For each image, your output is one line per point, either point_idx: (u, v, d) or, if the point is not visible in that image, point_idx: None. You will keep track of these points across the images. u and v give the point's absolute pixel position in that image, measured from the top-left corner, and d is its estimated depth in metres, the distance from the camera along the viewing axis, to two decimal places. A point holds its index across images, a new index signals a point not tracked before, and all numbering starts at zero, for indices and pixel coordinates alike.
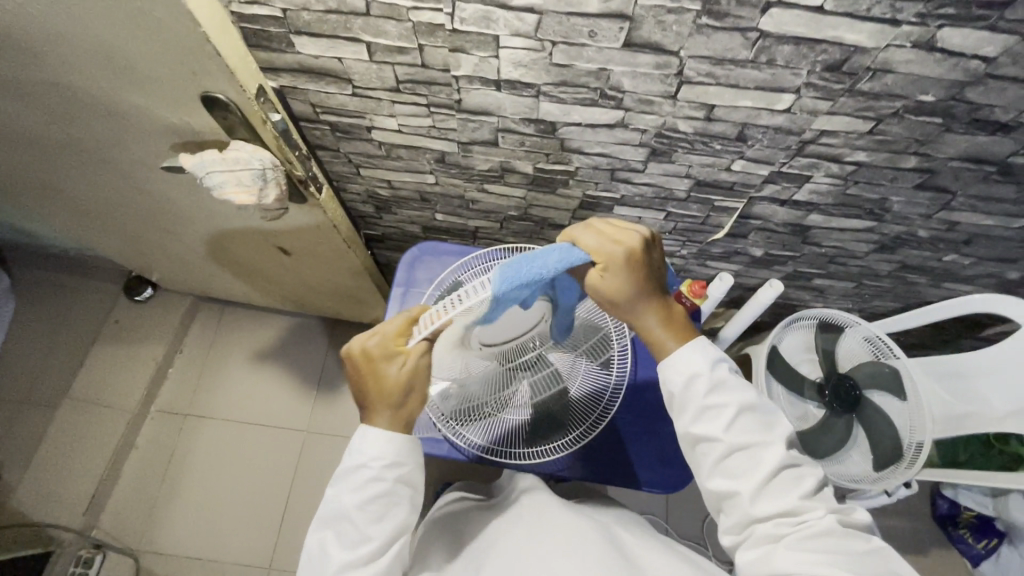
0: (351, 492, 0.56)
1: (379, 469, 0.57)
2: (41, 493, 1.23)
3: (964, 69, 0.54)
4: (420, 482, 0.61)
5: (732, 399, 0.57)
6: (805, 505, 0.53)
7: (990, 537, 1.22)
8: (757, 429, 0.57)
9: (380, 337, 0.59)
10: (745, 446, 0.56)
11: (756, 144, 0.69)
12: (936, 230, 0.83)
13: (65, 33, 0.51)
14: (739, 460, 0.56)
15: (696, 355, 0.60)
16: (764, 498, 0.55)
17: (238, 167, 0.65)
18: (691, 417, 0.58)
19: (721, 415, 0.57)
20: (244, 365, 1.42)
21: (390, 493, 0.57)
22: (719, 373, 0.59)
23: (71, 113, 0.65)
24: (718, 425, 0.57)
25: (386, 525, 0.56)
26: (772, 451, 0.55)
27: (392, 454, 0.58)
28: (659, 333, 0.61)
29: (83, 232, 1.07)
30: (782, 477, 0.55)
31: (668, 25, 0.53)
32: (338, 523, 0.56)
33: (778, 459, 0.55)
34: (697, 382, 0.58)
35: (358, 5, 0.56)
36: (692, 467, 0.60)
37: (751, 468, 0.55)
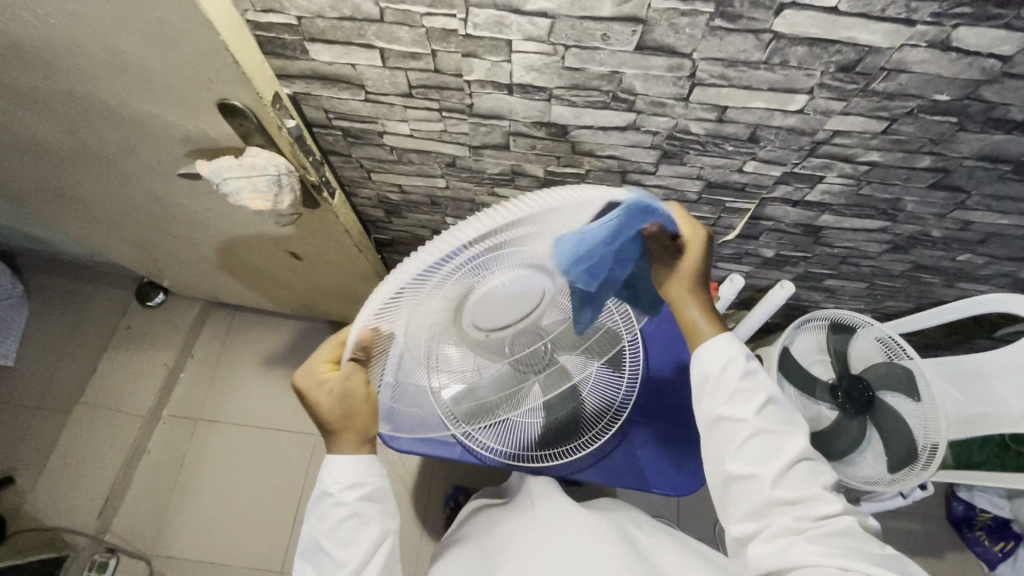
0: (317, 524, 0.60)
1: (339, 492, 0.59)
2: (56, 497, 1.24)
3: (980, 68, 0.54)
4: (388, 492, 0.63)
5: (762, 387, 0.58)
6: (827, 503, 0.54)
7: (1007, 539, 1.21)
8: (781, 420, 0.57)
9: (306, 371, 0.58)
10: (772, 436, 0.56)
11: (768, 145, 0.68)
12: (950, 229, 0.82)
13: (85, 42, 0.52)
14: (763, 446, 0.56)
15: (732, 344, 0.60)
16: (784, 485, 0.55)
17: (254, 174, 0.65)
18: (722, 399, 0.58)
19: (751, 400, 0.57)
20: (254, 369, 1.42)
21: (360, 511, 0.60)
22: (750, 362, 0.59)
23: (89, 121, 0.66)
24: (748, 409, 0.57)
25: (357, 546, 0.59)
26: (795, 440, 0.56)
27: (352, 476, 0.60)
28: (700, 322, 0.61)
29: (98, 239, 1.08)
30: (801, 467, 0.56)
31: (681, 28, 0.53)
32: (316, 554, 0.60)
33: (803, 455, 0.55)
34: (731, 366, 0.59)
35: (372, 12, 0.56)
36: (711, 453, 0.59)
37: (775, 454, 0.56)
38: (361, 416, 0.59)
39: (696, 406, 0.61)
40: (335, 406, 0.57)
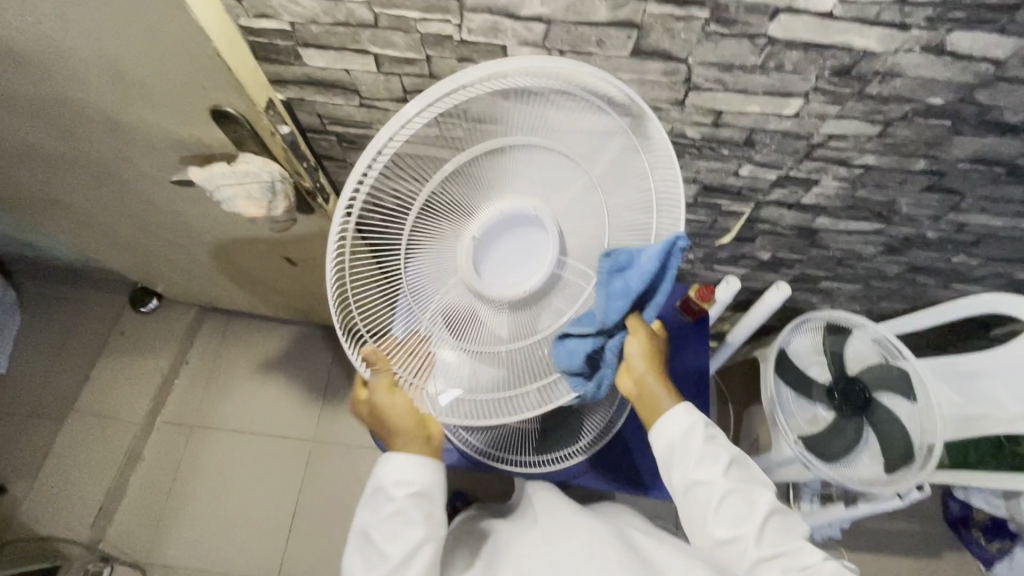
0: (370, 514, 0.62)
1: (392, 490, 0.61)
2: (52, 506, 1.24)
3: (974, 71, 0.54)
4: (437, 495, 0.63)
5: (724, 447, 0.60)
6: (803, 550, 0.56)
7: (1003, 539, 1.21)
8: (745, 476, 0.60)
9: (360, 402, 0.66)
10: (743, 493, 0.58)
11: (764, 148, 0.68)
12: (945, 231, 0.83)
13: (75, 48, 0.51)
14: (737, 505, 0.58)
15: (692, 410, 0.62)
16: (765, 540, 0.57)
17: (247, 180, 0.65)
18: (691, 466, 0.60)
19: (717, 460, 0.59)
20: (249, 375, 1.41)
21: (406, 510, 0.61)
22: (708, 424, 0.62)
23: (81, 128, 0.65)
24: (716, 471, 0.59)
25: (398, 543, 0.59)
26: (763, 494, 0.59)
27: (405, 474, 0.61)
28: (660, 392, 0.62)
29: (91, 245, 1.07)
30: (775, 520, 0.58)
31: (676, 33, 0.53)
32: (363, 546, 0.62)
33: (774, 506, 0.58)
34: (693, 432, 0.61)
35: (366, 17, 0.56)
36: (689, 521, 0.60)
37: (749, 512, 0.58)
38: (404, 420, 0.61)
39: (667, 476, 0.62)
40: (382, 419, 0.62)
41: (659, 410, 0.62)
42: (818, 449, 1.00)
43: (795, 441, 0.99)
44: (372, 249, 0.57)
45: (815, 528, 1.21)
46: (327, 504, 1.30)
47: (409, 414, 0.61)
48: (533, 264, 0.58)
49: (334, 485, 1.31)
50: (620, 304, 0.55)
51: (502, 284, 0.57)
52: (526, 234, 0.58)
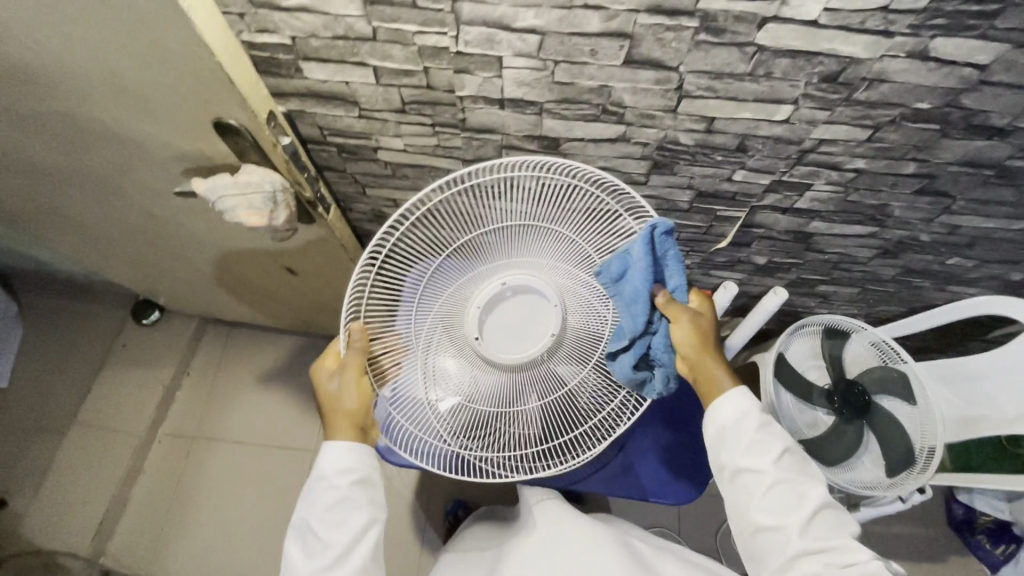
0: (310, 504, 0.61)
1: (332, 474, 0.61)
2: (53, 519, 1.24)
3: (958, 76, 0.55)
4: (376, 479, 0.64)
5: (779, 437, 0.60)
6: (849, 546, 0.55)
7: (1008, 542, 1.21)
8: (798, 469, 0.59)
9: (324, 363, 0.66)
10: (791, 483, 0.58)
11: (756, 154, 0.70)
12: (938, 234, 0.84)
13: (82, 65, 0.53)
14: (783, 495, 0.58)
15: (747, 396, 0.62)
16: (809, 533, 0.56)
17: (250, 191, 0.66)
18: (741, 450, 0.60)
19: (769, 450, 0.59)
20: (251, 386, 1.42)
21: (345, 492, 0.61)
22: (764, 412, 0.61)
23: (86, 142, 0.66)
24: (766, 459, 0.59)
25: (344, 530, 0.60)
26: (813, 488, 0.58)
27: (344, 462, 0.61)
28: (718, 373, 0.62)
29: (94, 258, 1.08)
30: (824, 515, 0.57)
31: (667, 42, 0.54)
32: (304, 534, 0.61)
33: (822, 499, 0.58)
34: (747, 419, 0.61)
35: (365, 31, 0.58)
36: (731, 503, 0.61)
37: (794, 503, 0.57)
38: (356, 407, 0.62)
39: (714, 456, 0.63)
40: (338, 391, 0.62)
41: (716, 392, 0.62)
42: (817, 454, 1.00)
43: None
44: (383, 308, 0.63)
45: None
46: None
47: (361, 402, 0.62)
48: (545, 315, 0.63)
49: None
50: (642, 309, 0.57)
51: (517, 344, 0.62)
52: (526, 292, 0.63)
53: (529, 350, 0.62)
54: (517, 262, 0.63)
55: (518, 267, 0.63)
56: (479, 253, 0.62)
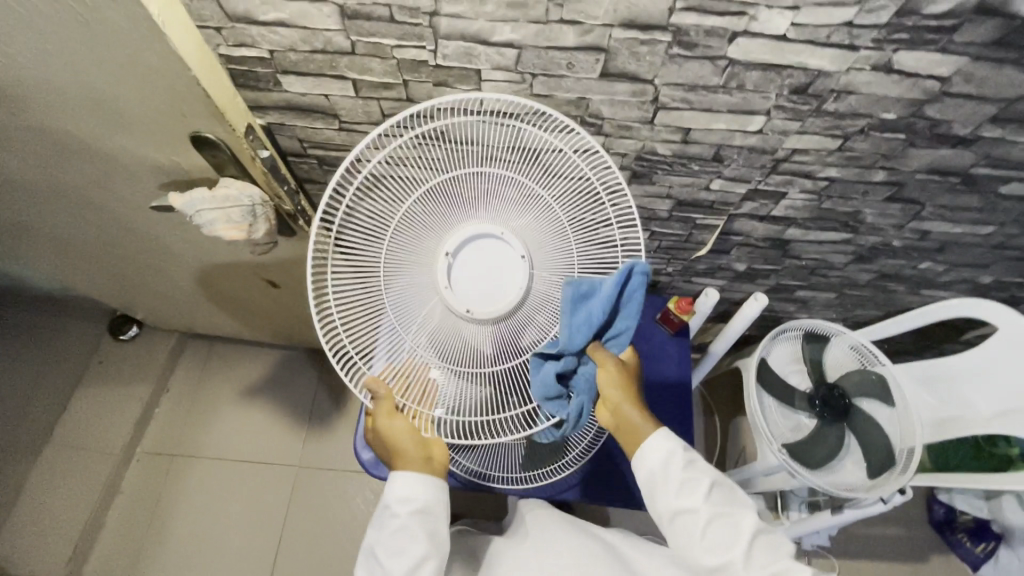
0: (375, 531, 0.62)
1: (398, 507, 0.61)
2: (25, 542, 1.20)
3: (921, 88, 0.57)
4: (439, 512, 0.62)
5: (705, 471, 0.60)
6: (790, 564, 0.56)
7: (988, 540, 1.23)
8: (730, 498, 0.60)
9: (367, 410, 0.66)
10: (724, 515, 0.59)
11: (732, 164, 0.71)
12: (909, 239, 0.86)
13: (53, 78, 0.52)
14: (721, 529, 0.58)
15: (667, 437, 0.62)
16: (755, 563, 0.57)
17: (228, 205, 0.65)
18: (672, 493, 0.59)
19: (699, 486, 0.59)
20: (233, 401, 1.39)
21: (410, 526, 0.60)
22: (687, 448, 0.62)
23: (59, 156, 0.65)
24: (698, 497, 0.59)
25: (401, 561, 0.59)
26: (747, 516, 0.59)
27: (408, 493, 0.61)
28: (640, 423, 0.62)
29: (69, 273, 1.06)
30: (760, 541, 0.58)
31: (642, 56, 0.55)
32: (368, 563, 0.61)
33: (754, 523, 0.59)
34: (674, 459, 0.61)
35: (343, 45, 0.58)
36: (677, 549, 0.60)
37: (733, 536, 0.58)
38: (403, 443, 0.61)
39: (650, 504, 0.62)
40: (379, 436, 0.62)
41: (638, 437, 0.62)
42: (802, 458, 1.00)
43: (779, 450, 0.99)
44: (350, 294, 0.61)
45: (805, 537, 1.21)
46: (314, 530, 1.28)
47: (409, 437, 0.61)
48: (513, 267, 0.60)
49: (319, 509, 1.29)
50: (583, 331, 0.56)
51: (485, 302, 0.59)
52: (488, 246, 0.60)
53: (493, 313, 0.59)
54: (471, 215, 0.60)
55: (473, 221, 0.60)
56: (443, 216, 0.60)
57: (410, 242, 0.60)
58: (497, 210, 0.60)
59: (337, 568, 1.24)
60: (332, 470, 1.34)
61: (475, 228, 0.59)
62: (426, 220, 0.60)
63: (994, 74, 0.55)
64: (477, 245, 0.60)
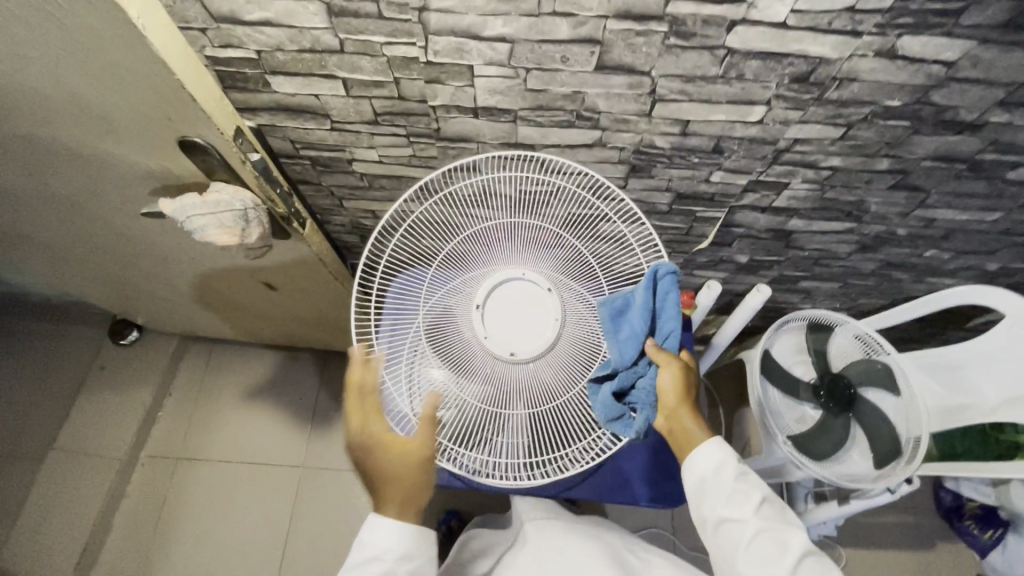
0: None
1: (392, 562, 0.57)
2: (33, 548, 1.20)
3: (926, 74, 0.55)
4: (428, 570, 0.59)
5: (757, 486, 0.59)
6: None
7: (996, 528, 1.19)
8: (779, 515, 0.59)
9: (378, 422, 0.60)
10: (773, 531, 0.57)
11: (732, 155, 0.70)
12: (915, 227, 0.84)
13: (36, 86, 0.51)
14: (768, 545, 0.56)
15: (721, 448, 0.61)
16: None
17: (220, 210, 0.64)
18: (720, 501, 0.59)
19: (748, 499, 0.58)
20: (235, 403, 1.39)
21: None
22: (740, 461, 0.61)
23: (48, 164, 0.64)
24: (746, 509, 0.58)
25: None
26: (797, 535, 0.57)
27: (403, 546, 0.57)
28: (693, 428, 0.62)
29: (66, 280, 1.05)
30: (809, 563, 0.56)
31: (638, 47, 0.54)
32: None
33: (805, 543, 0.57)
34: (724, 468, 0.60)
35: (332, 43, 0.57)
36: (718, 559, 0.59)
37: (778, 553, 0.56)
38: (416, 479, 0.58)
39: (697, 510, 0.62)
40: (400, 459, 0.58)
41: (693, 445, 0.62)
42: (808, 450, 1.00)
43: (784, 442, 0.98)
44: (393, 342, 0.64)
45: (811, 529, 1.20)
46: (319, 531, 1.27)
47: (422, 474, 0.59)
48: (541, 302, 0.63)
49: (325, 510, 1.29)
50: (630, 346, 0.59)
51: (524, 342, 0.62)
52: (514, 288, 0.64)
53: (535, 351, 0.61)
54: (496, 261, 0.65)
55: (501, 265, 0.65)
56: (471, 255, 0.65)
57: (445, 288, 0.65)
58: (518, 252, 0.65)
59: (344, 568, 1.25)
60: (336, 470, 1.34)
61: (501, 275, 0.64)
62: (456, 263, 0.65)
63: (1002, 58, 0.53)
64: (503, 286, 0.64)
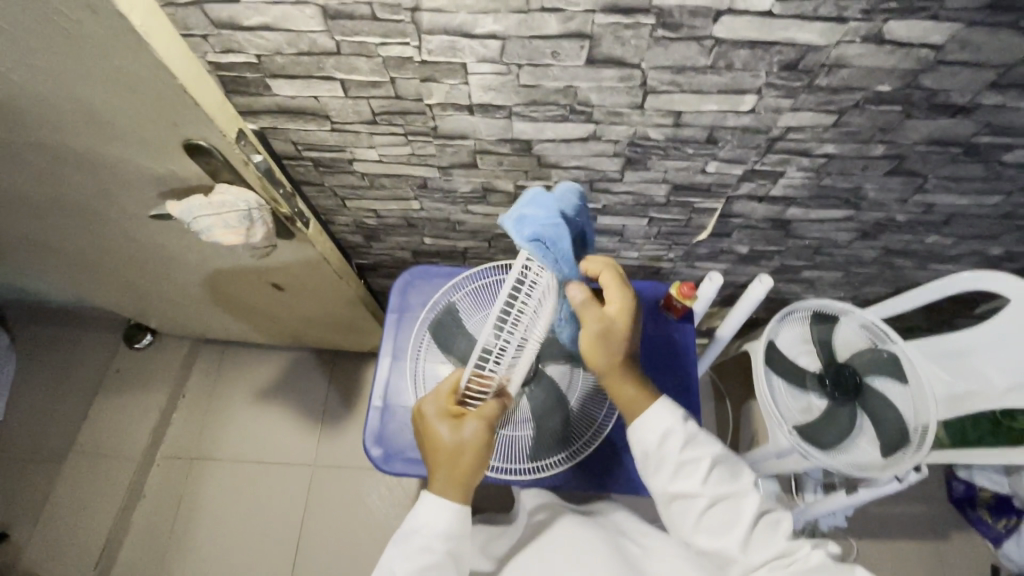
0: (401, 559, 0.58)
1: (432, 537, 0.59)
2: (54, 547, 1.23)
3: (915, 57, 0.56)
4: (465, 549, 0.61)
5: (704, 453, 0.62)
6: (790, 545, 0.59)
7: (1009, 515, 1.18)
8: (729, 480, 0.62)
9: (434, 398, 0.63)
10: (724, 497, 0.61)
11: (727, 145, 0.70)
12: (914, 213, 0.84)
13: (48, 95, 0.53)
14: (721, 514, 0.61)
15: (666, 414, 0.64)
16: (753, 547, 0.59)
17: (225, 210, 0.67)
18: (669, 475, 0.62)
19: (697, 469, 0.62)
20: (246, 403, 1.41)
21: (436, 557, 0.58)
22: (688, 428, 0.64)
23: (59, 170, 0.66)
24: (696, 480, 0.61)
25: None
26: (747, 498, 0.61)
27: (444, 519, 0.59)
28: (637, 397, 0.65)
29: (81, 286, 1.09)
30: (762, 521, 0.61)
31: (626, 40, 0.55)
32: None
33: (755, 506, 0.61)
34: (671, 438, 0.63)
35: (329, 45, 0.58)
36: (674, 527, 0.64)
37: (733, 520, 0.60)
38: (463, 455, 0.60)
39: (648, 483, 0.65)
40: (453, 435, 0.61)
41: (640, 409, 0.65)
42: (815, 440, 0.99)
43: (790, 432, 0.98)
44: None
45: (821, 520, 1.20)
46: (331, 529, 1.29)
47: (472, 448, 0.60)
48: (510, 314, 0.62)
49: (336, 507, 1.31)
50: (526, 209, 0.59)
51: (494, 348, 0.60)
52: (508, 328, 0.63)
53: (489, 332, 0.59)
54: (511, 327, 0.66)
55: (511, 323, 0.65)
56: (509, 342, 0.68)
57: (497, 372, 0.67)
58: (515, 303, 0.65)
59: (353, 566, 1.26)
60: (347, 468, 1.36)
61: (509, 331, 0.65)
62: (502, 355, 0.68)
63: (990, 40, 0.53)
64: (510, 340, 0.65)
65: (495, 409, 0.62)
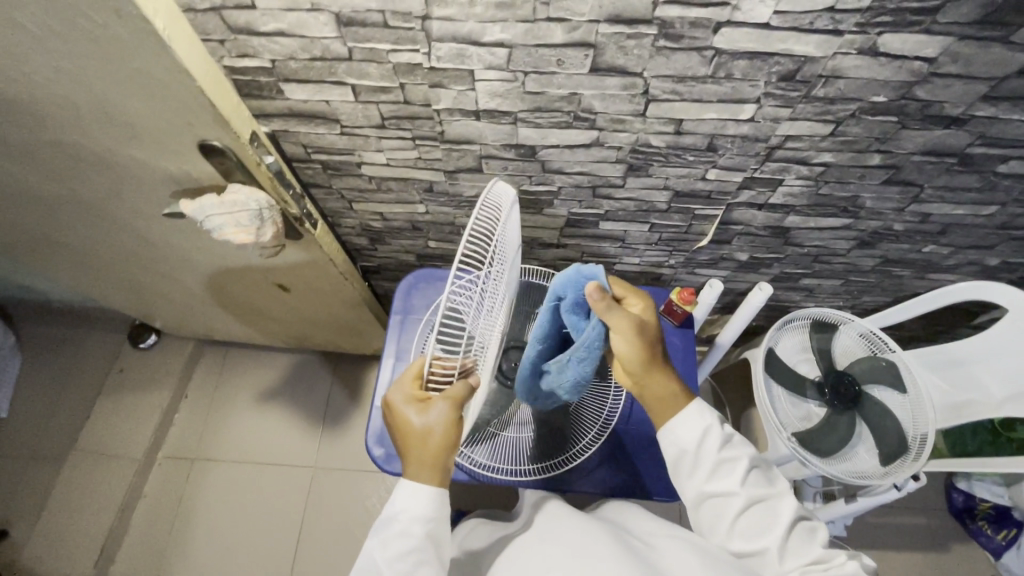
0: (380, 547, 0.58)
1: (407, 521, 0.58)
2: (53, 545, 1.24)
3: (909, 70, 0.57)
4: (446, 536, 0.61)
5: (741, 454, 0.64)
6: (825, 551, 0.59)
7: (1009, 527, 1.20)
8: (765, 483, 0.63)
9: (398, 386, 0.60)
10: (759, 498, 0.62)
11: (726, 153, 0.72)
12: (911, 222, 0.86)
13: (70, 96, 0.55)
14: (757, 514, 0.61)
15: (703, 416, 0.66)
16: (789, 551, 0.59)
17: (236, 210, 0.69)
18: (706, 474, 0.64)
19: (735, 468, 0.63)
20: (249, 404, 1.43)
21: (413, 541, 0.58)
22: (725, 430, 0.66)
23: (76, 169, 0.68)
24: (733, 479, 0.62)
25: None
26: (781, 502, 0.62)
27: (421, 504, 0.59)
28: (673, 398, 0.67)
29: (90, 285, 1.10)
30: (797, 527, 0.61)
31: (629, 50, 0.57)
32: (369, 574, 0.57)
33: (790, 509, 0.61)
34: (709, 438, 0.65)
35: (341, 51, 0.60)
36: (709, 530, 0.64)
37: (768, 523, 0.61)
38: (431, 440, 0.57)
39: (682, 484, 0.67)
40: (420, 421, 0.57)
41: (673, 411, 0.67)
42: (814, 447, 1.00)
43: (788, 439, 0.99)
44: None
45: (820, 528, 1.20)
46: (331, 529, 1.30)
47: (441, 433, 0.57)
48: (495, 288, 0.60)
49: (336, 508, 1.32)
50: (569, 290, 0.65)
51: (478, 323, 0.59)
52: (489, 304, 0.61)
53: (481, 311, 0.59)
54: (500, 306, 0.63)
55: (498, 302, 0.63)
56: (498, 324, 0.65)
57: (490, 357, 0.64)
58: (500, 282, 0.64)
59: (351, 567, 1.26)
60: (348, 470, 1.36)
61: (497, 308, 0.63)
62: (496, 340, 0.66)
63: (981, 53, 0.55)
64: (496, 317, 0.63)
65: (461, 390, 0.56)
